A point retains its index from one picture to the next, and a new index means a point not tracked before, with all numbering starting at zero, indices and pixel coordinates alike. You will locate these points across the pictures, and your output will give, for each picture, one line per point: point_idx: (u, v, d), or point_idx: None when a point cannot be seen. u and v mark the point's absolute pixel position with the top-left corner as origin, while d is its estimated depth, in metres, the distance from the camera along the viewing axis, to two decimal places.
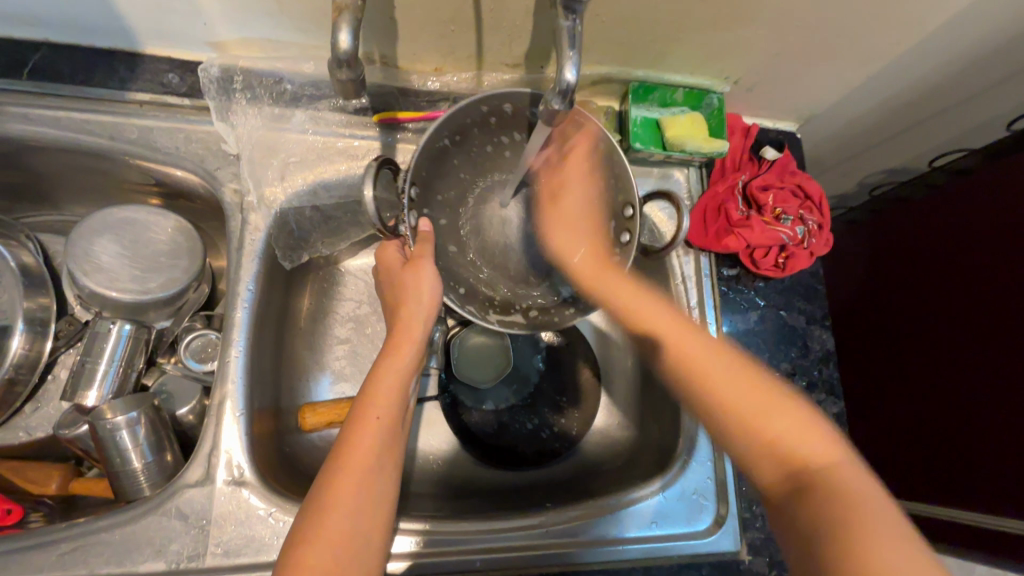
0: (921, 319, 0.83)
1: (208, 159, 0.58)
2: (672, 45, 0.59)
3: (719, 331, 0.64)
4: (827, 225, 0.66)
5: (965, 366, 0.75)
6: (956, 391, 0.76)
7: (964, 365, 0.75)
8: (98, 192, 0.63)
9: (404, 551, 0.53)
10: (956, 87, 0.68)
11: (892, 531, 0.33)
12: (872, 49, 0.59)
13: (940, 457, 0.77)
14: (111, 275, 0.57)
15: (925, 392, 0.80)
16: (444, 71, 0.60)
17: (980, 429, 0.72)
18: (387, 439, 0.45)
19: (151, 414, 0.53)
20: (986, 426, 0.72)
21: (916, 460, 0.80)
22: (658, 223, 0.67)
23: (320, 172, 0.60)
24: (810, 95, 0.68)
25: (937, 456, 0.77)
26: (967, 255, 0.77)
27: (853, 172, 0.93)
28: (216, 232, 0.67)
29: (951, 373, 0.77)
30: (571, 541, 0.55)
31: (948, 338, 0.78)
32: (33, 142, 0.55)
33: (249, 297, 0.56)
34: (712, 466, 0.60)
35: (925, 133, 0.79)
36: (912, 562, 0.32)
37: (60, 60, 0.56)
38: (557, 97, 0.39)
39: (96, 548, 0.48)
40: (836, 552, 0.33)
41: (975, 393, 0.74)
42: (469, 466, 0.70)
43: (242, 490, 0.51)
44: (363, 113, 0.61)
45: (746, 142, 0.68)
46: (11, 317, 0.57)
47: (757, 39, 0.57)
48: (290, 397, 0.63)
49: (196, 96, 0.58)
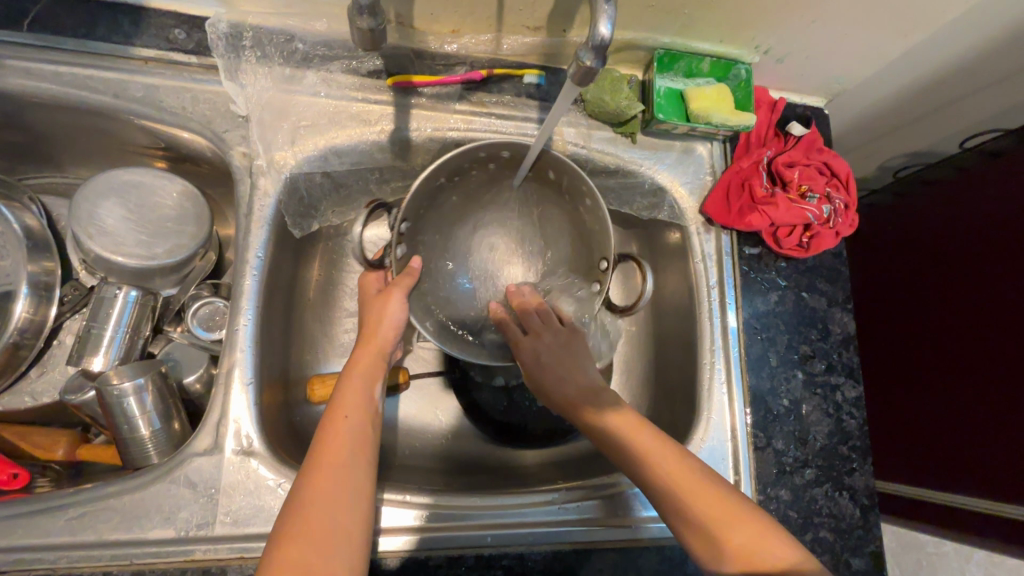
0: (940, 306, 0.82)
1: (216, 120, 0.56)
2: (702, 11, 0.55)
3: (738, 311, 0.62)
4: (854, 205, 0.64)
5: (984, 352, 0.74)
6: (973, 376, 0.75)
7: (983, 351, 0.74)
8: (102, 153, 0.61)
9: (405, 525, 0.52)
10: (997, 64, 0.64)
11: None
12: (916, 18, 0.56)
13: (958, 447, 0.76)
14: (116, 239, 0.55)
15: (942, 381, 0.80)
16: (462, 32, 0.58)
17: (997, 417, 0.71)
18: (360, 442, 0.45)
19: (158, 381, 0.52)
20: (1004, 414, 0.71)
21: (931, 448, 0.80)
22: (678, 198, 0.65)
23: (331, 137, 0.57)
24: (844, 68, 0.65)
25: (955, 445, 0.77)
26: (992, 240, 0.75)
27: (878, 152, 0.90)
28: (223, 199, 0.65)
29: (971, 359, 0.76)
30: (583, 519, 0.55)
31: (967, 324, 0.77)
32: (35, 98, 0.53)
33: (258, 265, 0.54)
34: (727, 446, 0.59)
35: (959, 112, 0.76)
36: None
37: (60, 12, 0.54)
38: (591, 53, 0.36)
39: (103, 514, 0.47)
40: None
41: (994, 381, 0.72)
42: (478, 441, 0.69)
43: (250, 460, 0.50)
44: (377, 76, 0.58)
45: (772, 117, 0.66)
46: (15, 280, 0.56)
47: (793, 4, 0.54)
48: (299, 368, 0.63)
49: (203, 53, 0.56)
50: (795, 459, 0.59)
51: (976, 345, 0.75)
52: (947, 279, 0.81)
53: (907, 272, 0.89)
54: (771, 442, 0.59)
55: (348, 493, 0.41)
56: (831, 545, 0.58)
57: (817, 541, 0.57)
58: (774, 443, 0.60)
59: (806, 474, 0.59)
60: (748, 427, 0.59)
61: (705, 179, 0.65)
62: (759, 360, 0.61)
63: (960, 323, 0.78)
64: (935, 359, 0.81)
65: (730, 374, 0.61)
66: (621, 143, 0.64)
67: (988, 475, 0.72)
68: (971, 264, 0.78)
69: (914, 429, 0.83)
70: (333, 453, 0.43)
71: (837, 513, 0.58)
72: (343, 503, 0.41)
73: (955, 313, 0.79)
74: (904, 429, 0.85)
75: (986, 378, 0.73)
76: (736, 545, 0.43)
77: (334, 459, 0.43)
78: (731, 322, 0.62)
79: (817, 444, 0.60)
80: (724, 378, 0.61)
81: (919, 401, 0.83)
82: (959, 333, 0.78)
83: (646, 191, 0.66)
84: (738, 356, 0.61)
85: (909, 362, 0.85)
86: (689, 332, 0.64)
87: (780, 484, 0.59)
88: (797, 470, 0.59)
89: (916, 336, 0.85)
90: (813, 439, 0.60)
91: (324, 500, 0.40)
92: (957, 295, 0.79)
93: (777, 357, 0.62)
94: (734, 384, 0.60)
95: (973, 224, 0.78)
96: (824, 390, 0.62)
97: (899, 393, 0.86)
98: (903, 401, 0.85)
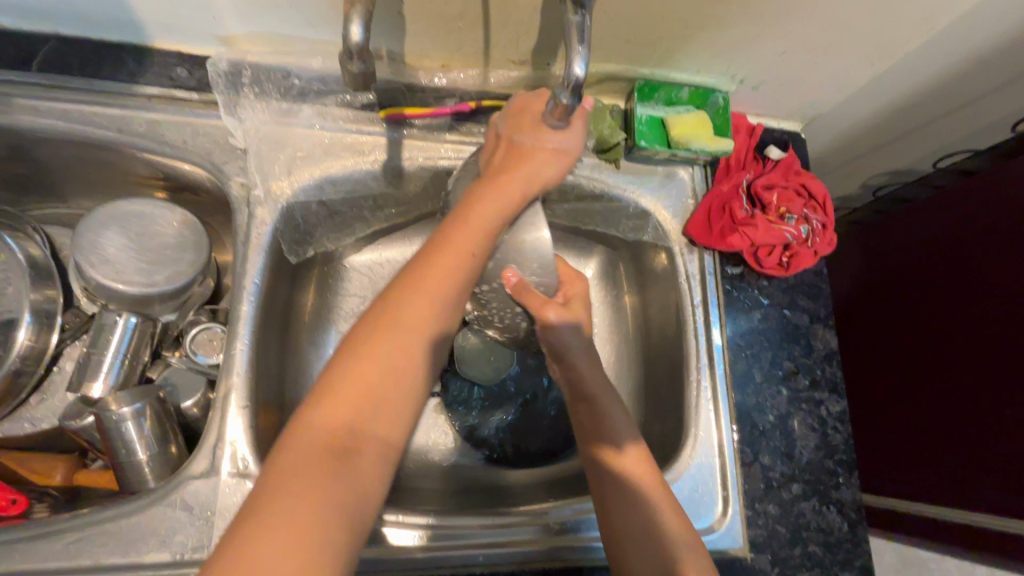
0: (933, 324, 0.82)
1: (216, 152, 0.58)
2: (678, 44, 0.59)
3: (722, 329, 0.64)
4: (831, 224, 0.66)
5: (981, 371, 0.74)
6: (972, 395, 0.75)
7: (980, 371, 0.74)
8: (106, 185, 0.63)
9: (407, 545, 0.53)
10: (962, 88, 0.68)
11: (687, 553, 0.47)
12: (880, 47, 0.59)
13: (959, 465, 0.76)
14: (117, 267, 0.57)
15: (941, 398, 0.80)
16: (450, 67, 0.60)
17: (995, 435, 0.71)
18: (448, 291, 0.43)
19: (156, 406, 0.53)
20: (1003, 433, 0.71)
21: (934, 464, 0.80)
22: (662, 221, 0.67)
23: (326, 167, 0.60)
24: (816, 94, 0.68)
25: (957, 463, 0.76)
26: (977, 259, 0.76)
27: (856, 172, 0.93)
28: (223, 227, 0.67)
29: (969, 380, 0.76)
30: (575, 537, 0.56)
31: (960, 343, 0.77)
32: (43, 134, 0.55)
33: (254, 290, 0.56)
34: (716, 462, 0.60)
35: (930, 133, 0.79)
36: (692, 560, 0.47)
37: (69, 53, 0.57)
38: (568, 92, 0.39)
39: (99, 539, 0.48)
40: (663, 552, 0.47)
41: (993, 401, 0.72)
42: (471, 462, 0.70)
43: (246, 482, 0.51)
44: (370, 109, 0.61)
45: (751, 142, 0.69)
46: (18, 308, 0.57)
47: (765, 37, 0.57)
48: (294, 391, 0.64)
49: (204, 90, 0.59)
50: (781, 474, 0.61)
51: (973, 366, 0.75)
52: (936, 297, 0.82)
53: (896, 289, 0.90)
54: (757, 458, 0.61)
55: (411, 364, 0.40)
56: (821, 559, 0.58)
57: (807, 555, 0.58)
58: (761, 458, 0.61)
59: (793, 489, 0.60)
60: (735, 443, 0.61)
61: (687, 202, 0.68)
62: (744, 376, 0.63)
63: (953, 342, 0.78)
64: (936, 378, 0.81)
65: (716, 390, 0.62)
66: (605, 169, 0.67)
67: (992, 494, 0.72)
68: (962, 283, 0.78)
69: (909, 444, 0.84)
70: (415, 312, 0.41)
71: (826, 527, 0.59)
72: (405, 368, 0.40)
73: (949, 332, 0.79)
74: (900, 443, 0.86)
75: (971, 395, 0.75)
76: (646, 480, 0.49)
77: (416, 317, 0.41)
78: (715, 337, 0.64)
79: (803, 459, 0.61)
80: (711, 395, 0.62)
81: (911, 417, 0.84)
82: (953, 352, 0.78)
83: (631, 214, 0.69)
84: (723, 373, 0.63)
85: (907, 381, 0.86)
86: (676, 350, 0.66)
87: (768, 499, 0.60)
88: (784, 485, 0.60)
89: (911, 355, 0.85)
90: (799, 453, 0.61)
91: (384, 354, 0.39)
92: (949, 314, 0.80)
93: (761, 374, 0.64)
94: (720, 401, 0.62)
95: (961, 243, 0.79)
96: (809, 405, 0.63)
97: (893, 409, 0.88)
98: (905, 418, 0.86)
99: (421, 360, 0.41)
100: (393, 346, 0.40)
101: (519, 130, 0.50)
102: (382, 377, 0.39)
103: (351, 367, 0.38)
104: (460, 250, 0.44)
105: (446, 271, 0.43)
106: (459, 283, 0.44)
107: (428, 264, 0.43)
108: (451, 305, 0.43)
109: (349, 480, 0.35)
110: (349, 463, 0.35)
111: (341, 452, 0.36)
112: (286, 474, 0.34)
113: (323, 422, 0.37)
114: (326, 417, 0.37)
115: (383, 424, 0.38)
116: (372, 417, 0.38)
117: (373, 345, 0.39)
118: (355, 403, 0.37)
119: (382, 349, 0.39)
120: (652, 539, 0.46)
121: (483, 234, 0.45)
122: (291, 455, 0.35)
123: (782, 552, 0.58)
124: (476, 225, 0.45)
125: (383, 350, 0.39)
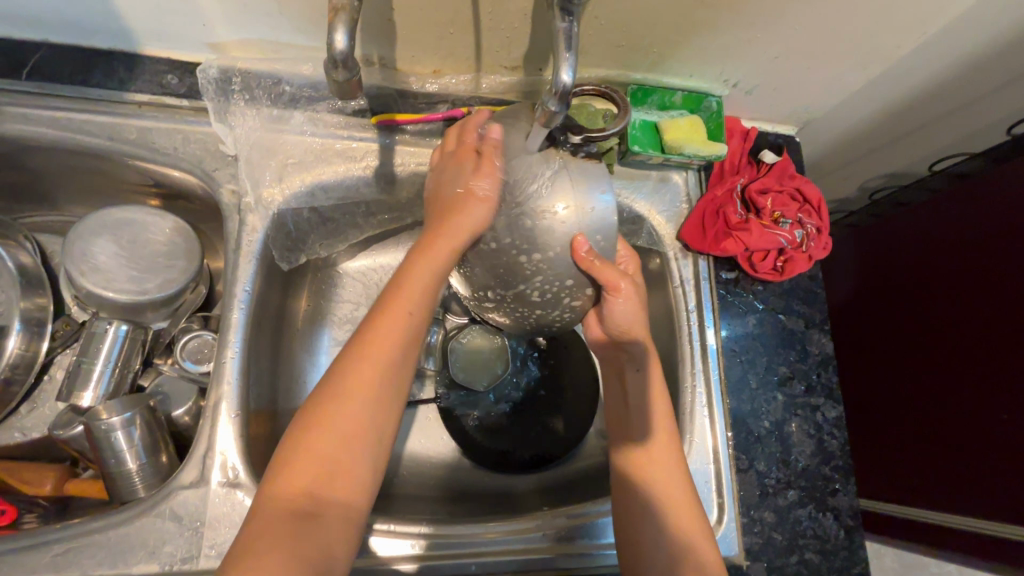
0: (934, 328, 0.81)
1: (207, 159, 0.58)
2: (670, 48, 0.58)
3: (716, 334, 0.64)
4: (826, 229, 0.66)
5: (985, 376, 0.73)
6: (976, 400, 0.74)
7: (984, 376, 0.73)
8: (97, 192, 0.63)
9: (404, 555, 0.53)
10: (959, 90, 0.67)
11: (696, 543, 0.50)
12: (872, 51, 0.59)
13: (961, 471, 0.75)
14: (108, 275, 0.57)
15: (943, 403, 0.79)
16: (442, 73, 0.60)
17: (1000, 441, 0.71)
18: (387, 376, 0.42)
19: (147, 414, 0.53)
20: (1007, 439, 0.70)
21: (935, 469, 0.79)
22: (656, 225, 0.67)
23: (317, 173, 0.59)
24: (809, 98, 0.67)
25: (958, 468, 0.76)
26: (978, 263, 0.76)
27: (852, 175, 0.93)
28: (215, 234, 0.67)
29: (973, 385, 0.75)
30: (569, 545, 0.55)
31: (963, 347, 0.76)
32: (33, 142, 0.55)
33: (245, 298, 0.56)
34: (712, 468, 0.59)
35: (925, 136, 0.79)
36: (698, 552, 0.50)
37: (59, 61, 0.57)
38: (556, 99, 0.38)
39: (88, 549, 0.47)
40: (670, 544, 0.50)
41: (997, 406, 0.71)
42: (466, 468, 0.70)
43: (236, 492, 0.50)
44: (362, 114, 0.61)
45: (745, 146, 0.68)
46: (8, 316, 0.57)
47: (757, 41, 0.57)
48: (286, 399, 0.63)
49: (195, 97, 0.58)
50: (777, 480, 0.60)
51: (977, 371, 0.74)
52: (938, 300, 0.81)
53: (895, 293, 0.89)
54: (753, 464, 0.60)
55: (364, 431, 0.41)
56: (817, 566, 0.58)
57: (803, 562, 0.58)
58: (756, 465, 0.60)
59: (789, 496, 0.60)
60: (730, 449, 0.60)
61: (681, 207, 0.68)
62: (739, 382, 0.63)
63: (955, 346, 0.78)
64: (931, 383, 0.81)
65: (711, 396, 0.62)
66: None
67: (995, 501, 0.71)
68: (964, 287, 0.77)
69: (907, 447, 0.84)
70: (360, 380, 0.41)
71: (822, 534, 0.59)
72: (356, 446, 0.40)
73: (951, 336, 0.78)
74: (898, 447, 0.85)
75: (970, 400, 0.75)
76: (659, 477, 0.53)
77: (362, 387, 0.41)
78: (710, 342, 0.63)
79: (799, 465, 0.61)
80: (706, 401, 0.61)
81: (909, 422, 0.84)
82: (956, 357, 0.77)
83: (625, 219, 0.68)
84: (718, 379, 0.62)
85: (908, 385, 0.85)
86: (671, 355, 0.65)
87: (763, 506, 0.59)
88: (780, 491, 0.60)
89: (908, 359, 0.85)
90: (795, 460, 0.61)
91: (322, 446, 0.39)
92: (951, 318, 0.79)
93: (757, 380, 0.63)
94: (715, 406, 0.61)
95: (961, 247, 0.78)
96: (805, 411, 0.63)
97: (890, 412, 0.88)
98: (904, 422, 0.85)
99: (379, 421, 0.41)
100: (341, 419, 0.40)
101: (451, 174, 0.47)
102: (333, 449, 0.40)
103: (298, 445, 0.40)
104: (402, 314, 0.43)
105: (389, 334, 0.43)
106: (406, 344, 0.43)
107: (372, 331, 0.43)
108: (402, 365, 0.43)
109: (309, 552, 0.37)
110: (311, 534, 0.37)
111: (302, 519, 0.38)
112: (249, 547, 0.36)
113: (280, 495, 0.38)
114: (284, 489, 0.39)
115: (341, 489, 0.39)
116: (330, 483, 0.39)
117: (322, 420, 0.40)
118: (310, 477, 0.39)
119: (330, 423, 0.40)
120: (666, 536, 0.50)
121: (421, 294, 0.44)
122: (255, 526, 0.37)
123: (778, 560, 0.58)
124: (412, 289, 0.44)
125: (333, 423, 0.40)
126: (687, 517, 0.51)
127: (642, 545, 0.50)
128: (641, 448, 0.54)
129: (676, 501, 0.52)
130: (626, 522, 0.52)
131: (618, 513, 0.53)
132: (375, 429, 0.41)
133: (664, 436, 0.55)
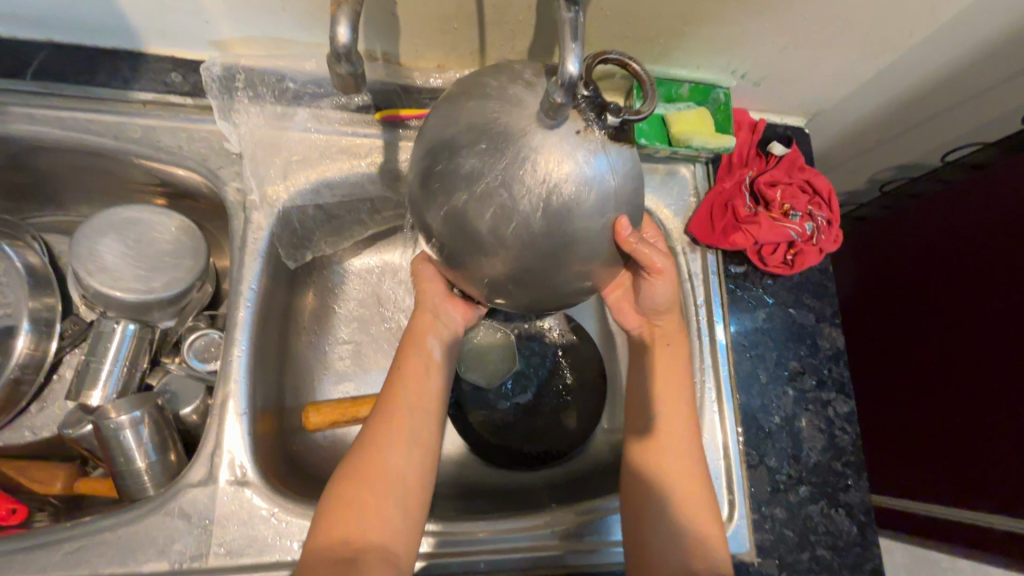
0: (948, 318, 0.80)
1: (211, 157, 0.58)
2: (676, 40, 0.58)
3: (725, 329, 0.63)
4: (837, 221, 0.65)
5: (1001, 370, 0.72)
6: (989, 396, 0.73)
7: (999, 370, 0.72)
8: (102, 192, 0.63)
9: None
10: (973, 80, 0.66)
11: (708, 513, 0.50)
12: (883, 41, 0.58)
13: (976, 466, 0.75)
14: (115, 275, 0.57)
15: (955, 396, 0.78)
16: (446, 68, 0.60)
17: (1010, 434, 0.70)
18: (409, 441, 0.48)
19: (155, 413, 0.53)
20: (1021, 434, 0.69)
21: (950, 464, 0.78)
22: (663, 218, 0.66)
23: (322, 170, 0.59)
24: (818, 90, 0.67)
25: (969, 460, 0.76)
26: (993, 253, 0.74)
27: (861, 166, 0.92)
28: (220, 232, 0.67)
29: (989, 377, 0.73)
30: (577, 542, 0.55)
31: (979, 341, 0.75)
32: (38, 142, 0.55)
33: (251, 296, 0.55)
34: (721, 465, 0.59)
35: (937, 128, 0.78)
36: (709, 520, 0.50)
37: (64, 61, 0.57)
38: (561, 91, 0.35)
39: (98, 548, 0.48)
40: (687, 515, 0.50)
41: (1009, 400, 0.71)
42: (474, 466, 0.70)
43: (244, 490, 0.50)
44: (366, 111, 0.61)
45: (753, 138, 0.68)
46: (17, 316, 0.57)
47: (765, 31, 0.56)
48: (294, 397, 0.63)
49: (199, 95, 0.58)
50: (788, 476, 0.59)
51: (994, 365, 0.73)
52: (951, 292, 0.80)
53: (905, 287, 0.88)
54: (763, 460, 0.60)
55: (394, 474, 0.46)
56: (830, 563, 0.57)
57: (815, 559, 0.57)
58: (767, 461, 0.60)
59: (800, 492, 0.59)
60: (741, 445, 0.59)
61: (689, 201, 0.67)
62: (748, 378, 0.62)
63: (970, 339, 0.76)
64: (942, 375, 0.80)
65: (720, 392, 0.61)
66: None
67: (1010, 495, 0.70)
68: (977, 280, 0.76)
69: (921, 442, 0.83)
70: (387, 439, 0.48)
71: (834, 531, 0.58)
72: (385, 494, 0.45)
73: (967, 328, 0.77)
74: (912, 443, 0.84)
75: (977, 392, 0.75)
76: (676, 444, 0.52)
77: (388, 445, 0.47)
78: (719, 338, 0.62)
79: (810, 461, 0.60)
80: (714, 397, 0.61)
81: (921, 416, 0.83)
82: (970, 349, 0.76)
83: None
84: (727, 375, 0.62)
85: (924, 379, 0.83)
86: None
87: (774, 502, 0.58)
88: (791, 488, 0.59)
89: (915, 353, 0.85)
90: (806, 455, 0.60)
91: (358, 493, 0.45)
92: (966, 310, 0.77)
93: (766, 375, 0.62)
94: (725, 403, 0.61)
95: (974, 238, 0.77)
96: (816, 406, 0.62)
97: (901, 407, 0.87)
98: (925, 415, 0.83)
99: (404, 468, 0.47)
100: (369, 468, 0.46)
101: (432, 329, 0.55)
102: (373, 498, 0.45)
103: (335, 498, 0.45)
104: (413, 379, 0.51)
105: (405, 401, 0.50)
106: (423, 404, 0.51)
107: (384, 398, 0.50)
108: (418, 428, 0.49)
109: None
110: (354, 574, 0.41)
111: (344, 562, 0.42)
112: None
113: (323, 543, 0.43)
114: (325, 542, 0.43)
115: (376, 534, 0.44)
116: (367, 528, 0.44)
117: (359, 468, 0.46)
118: (347, 527, 0.43)
119: (360, 476, 0.46)
120: (681, 510, 0.50)
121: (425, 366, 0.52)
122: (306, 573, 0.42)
123: (789, 557, 0.57)
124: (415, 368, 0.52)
125: (366, 475, 0.46)
126: (699, 483, 0.51)
127: (653, 516, 0.49)
128: (664, 414, 0.53)
129: (682, 477, 0.51)
130: (637, 494, 0.51)
131: (633, 478, 0.52)
132: (403, 473, 0.47)
133: (678, 410, 0.53)
